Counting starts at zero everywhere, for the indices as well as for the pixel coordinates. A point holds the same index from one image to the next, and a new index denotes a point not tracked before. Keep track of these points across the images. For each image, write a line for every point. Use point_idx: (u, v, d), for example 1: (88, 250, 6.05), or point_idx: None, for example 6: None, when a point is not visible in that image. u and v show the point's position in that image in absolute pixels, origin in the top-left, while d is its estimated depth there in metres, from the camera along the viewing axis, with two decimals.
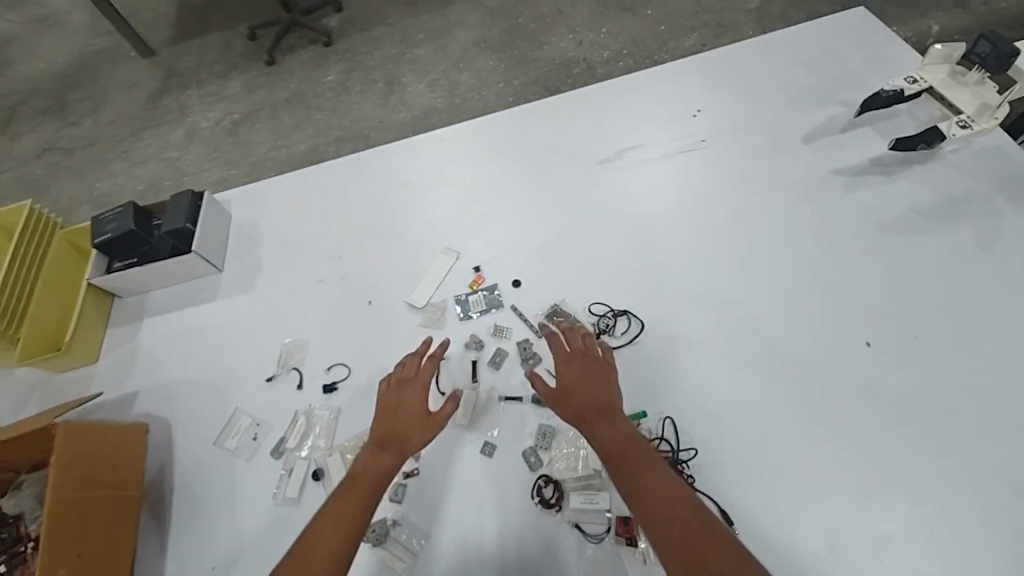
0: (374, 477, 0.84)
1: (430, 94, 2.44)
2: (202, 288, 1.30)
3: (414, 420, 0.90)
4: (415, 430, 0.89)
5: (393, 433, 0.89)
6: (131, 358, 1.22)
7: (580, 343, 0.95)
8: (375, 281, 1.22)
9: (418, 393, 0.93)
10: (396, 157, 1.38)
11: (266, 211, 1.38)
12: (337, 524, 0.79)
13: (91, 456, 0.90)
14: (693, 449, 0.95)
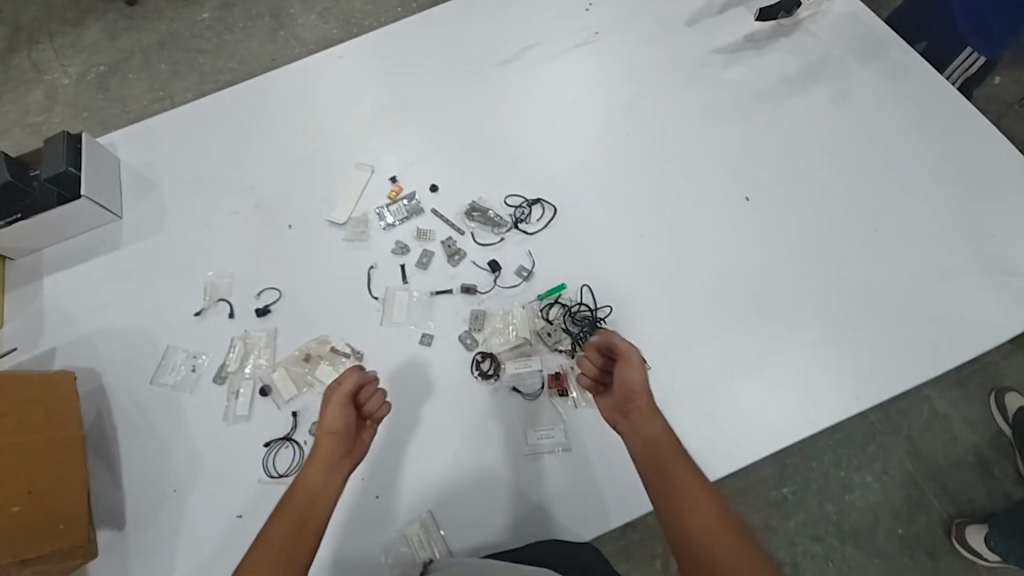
0: (314, 503, 0.77)
1: (324, 25, 2.28)
2: (104, 237, 1.23)
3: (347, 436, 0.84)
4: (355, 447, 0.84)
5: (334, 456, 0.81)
6: (41, 317, 1.16)
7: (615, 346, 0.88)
8: (291, 206, 1.20)
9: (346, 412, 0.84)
10: (293, 79, 1.33)
11: (160, 152, 1.30)
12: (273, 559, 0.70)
13: (21, 401, 0.89)
14: (609, 306, 1.06)
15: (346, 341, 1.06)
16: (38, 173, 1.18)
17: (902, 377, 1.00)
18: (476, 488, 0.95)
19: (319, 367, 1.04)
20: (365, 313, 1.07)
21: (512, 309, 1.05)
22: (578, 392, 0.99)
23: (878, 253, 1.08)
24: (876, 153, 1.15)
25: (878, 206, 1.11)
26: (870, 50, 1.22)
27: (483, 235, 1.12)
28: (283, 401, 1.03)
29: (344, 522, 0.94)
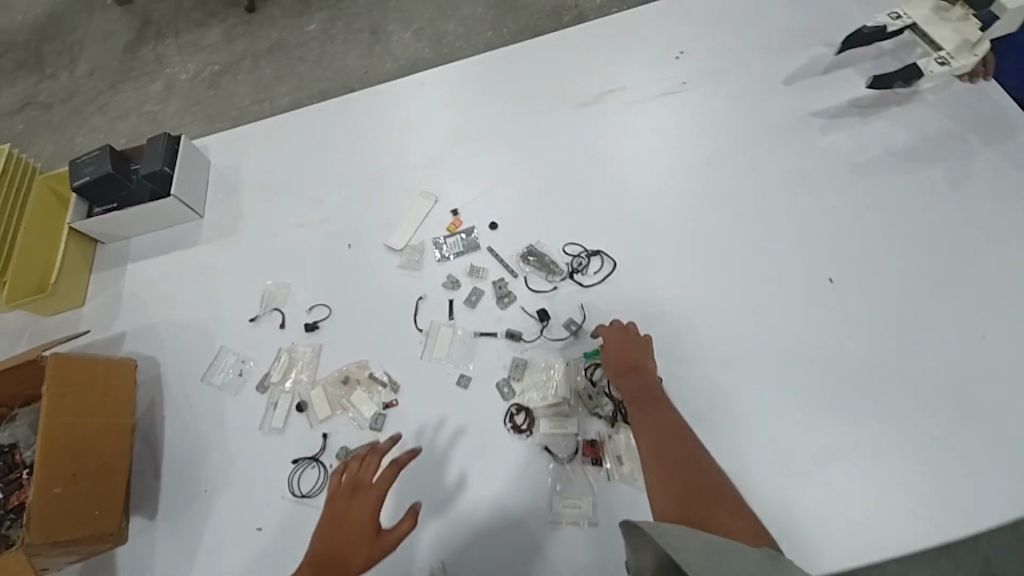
0: None
1: (416, 44, 2.35)
2: (184, 232, 1.31)
3: (356, 541, 0.73)
4: (357, 554, 0.73)
5: (327, 559, 0.72)
6: (118, 301, 1.26)
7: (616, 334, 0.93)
8: (356, 224, 1.23)
9: (363, 504, 0.75)
10: (378, 102, 1.37)
11: (246, 157, 1.37)
12: None
13: (85, 385, 0.95)
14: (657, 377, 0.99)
15: (385, 369, 1.05)
16: (137, 168, 1.28)
17: (998, 513, 0.85)
18: (493, 548, 0.90)
19: (355, 392, 1.04)
20: (407, 344, 1.07)
21: (555, 363, 1.00)
22: (613, 463, 0.91)
23: (981, 362, 0.94)
24: (991, 247, 1.02)
25: (987, 307, 0.98)
26: (995, 130, 1.10)
27: (536, 280, 1.09)
28: (316, 421, 1.03)
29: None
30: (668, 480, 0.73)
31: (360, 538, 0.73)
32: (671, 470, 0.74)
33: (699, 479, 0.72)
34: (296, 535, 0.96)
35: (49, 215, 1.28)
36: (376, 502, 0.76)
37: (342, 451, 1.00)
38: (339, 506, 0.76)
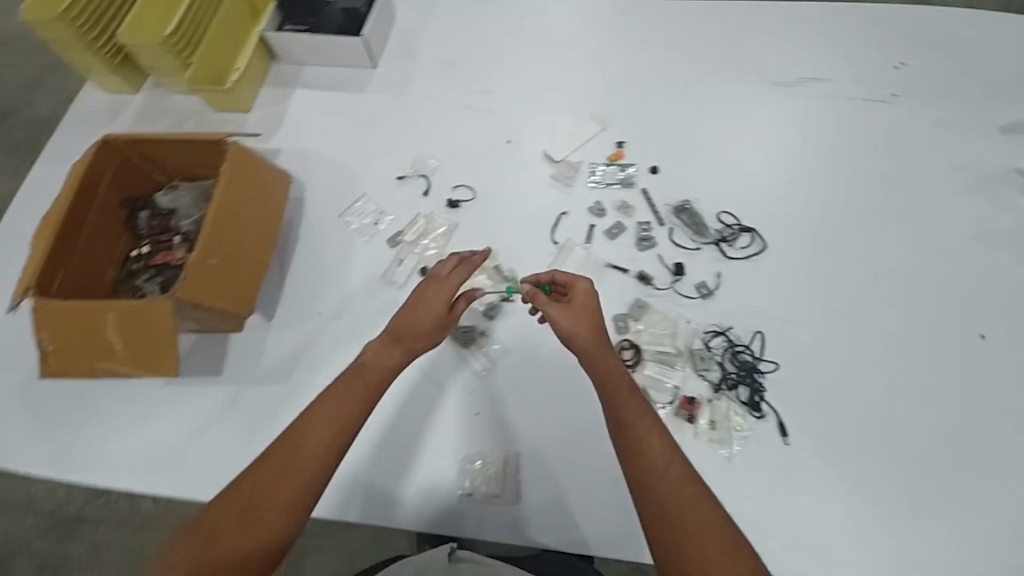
0: (378, 369, 0.89)
1: None
2: (354, 77, 1.36)
3: (432, 322, 0.91)
4: (421, 339, 0.92)
5: (405, 334, 0.90)
6: (280, 119, 1.32)
7: (582, 303, 0.88)
8: (518, 124, 1.24)
9: (444, 292, 0.92)
10: (572, 15, 1.35)
11: (431, 26, 1.39)
12: (315, 450, 0.82)
13: (251, 180, 1.01)
14: (775, 364, 0.97)
15: (512, 266, 1.09)
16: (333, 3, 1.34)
17: None
18: (566, 456, 0.96)
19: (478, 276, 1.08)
20: (538, 251, 1.10)
21: (676, 318, 1.01)
22: (704, 425, 0.93)
23: None
24: None
25: None
26: None
27: (681, 236, 1.08)
28: None
29: (437, 418, 1.00)
30: (665, 521, 0.75)
31: (436, 321, 0.91)
32: (666, 508, 0.75)
33: (682, 504, 0.75)
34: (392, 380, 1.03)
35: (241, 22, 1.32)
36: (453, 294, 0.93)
37: None
38: (419, 299, 0.92)
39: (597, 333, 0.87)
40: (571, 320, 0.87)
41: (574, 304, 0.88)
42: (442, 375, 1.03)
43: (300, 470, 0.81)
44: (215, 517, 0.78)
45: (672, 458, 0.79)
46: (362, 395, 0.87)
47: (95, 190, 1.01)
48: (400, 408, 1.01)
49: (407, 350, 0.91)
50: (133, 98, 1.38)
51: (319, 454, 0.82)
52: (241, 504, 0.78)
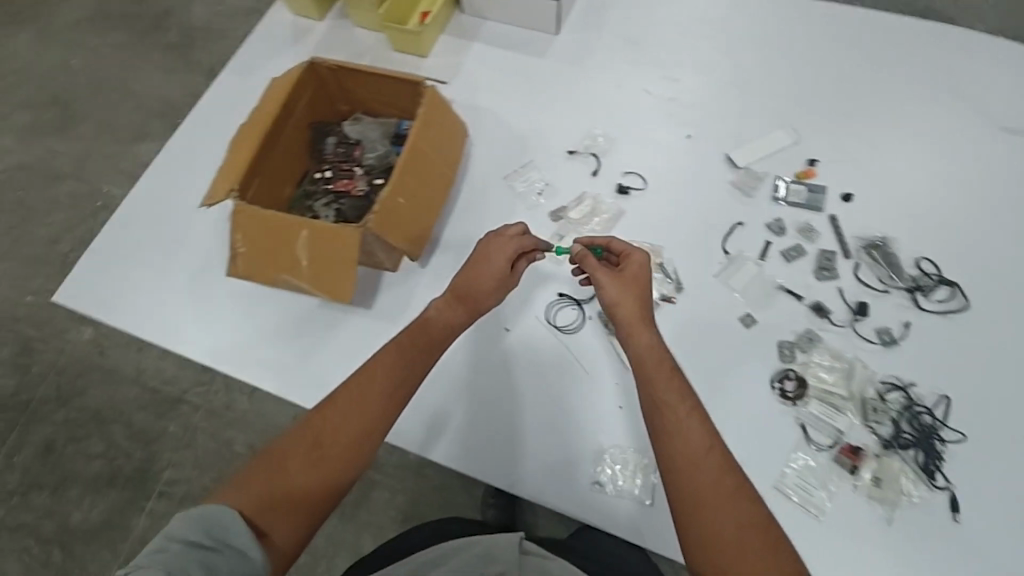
0: (442, 327, 0.87)
1: None
2: (535, 41, 1.33)
3: (494, 281, 0.89)
4: (487, 297, 0.89)
5: (467, 292, 0.88)
6: (455, 70, 1.31)
7: (631, 270, 0.83)
8: (702, 119, 1.17)
9: (505, 255, 0.89)
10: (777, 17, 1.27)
11: (621, 3, 1.34)
12: (378, 405, 0.77)
13: (440, 127, 1.03)
14: (962, 436, 0.89)
15: (675, 267, 1.03)
16: None
17: None
18: None
19: None
20: (707, 256, 1.03)
21: (852, 360, 0.95)
22: (869, 480, 0.87)
23: None
24: None
25: None
26: None
27: (867, 274, 1.00)
28: None
29: (573, 401, 0.99)
30: (703, 516, 0.65)
31: (498, 280, 0.89)
32: (704, 500, 0.65)
33: (727, 496, 0.65)
34: (535, 352, 1.03)
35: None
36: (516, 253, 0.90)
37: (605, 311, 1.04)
38: (481, 259, 0.89)
39: (638, 299, 0.81)
40: (622, 288, 0.81)
41: (624, 272, 0.83)
42: (585, 360, 1.01)
43: (364, 414, 0.77)
44: (287, 446, 0.73)
45: (713, 445, 0.69)
46: (428, 350, 0.85)
47: (292, 108, 1.05)
48: (537, 382, 1.01)
49: (470, 309, 0.89)
50: (317, 26, 1.41)
51: (383, 402, 0.78)
52: (310, 442, 0.74)
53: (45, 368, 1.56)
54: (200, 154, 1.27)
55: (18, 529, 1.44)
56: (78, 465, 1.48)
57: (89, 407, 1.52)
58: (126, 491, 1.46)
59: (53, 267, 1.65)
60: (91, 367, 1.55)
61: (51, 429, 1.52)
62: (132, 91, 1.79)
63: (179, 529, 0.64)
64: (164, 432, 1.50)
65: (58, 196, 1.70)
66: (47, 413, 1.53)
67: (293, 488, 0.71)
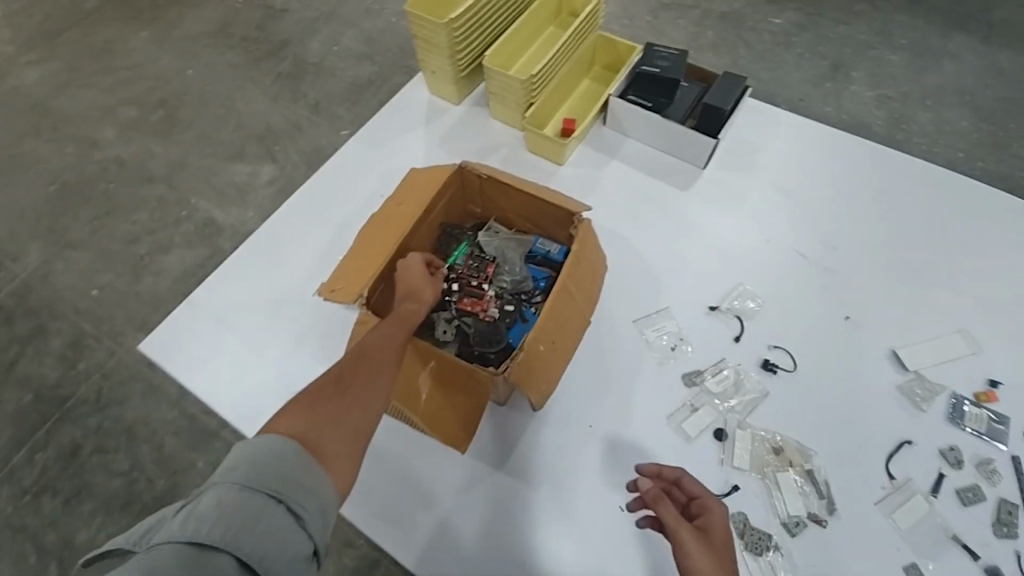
0: (407, 310, 0.83)
1: (951, 35, 1.63)
2: (677, 172, 1.23)
3: (422, 280, 0.87)
4: (427, 288, 0.87)
5: (408, 292, 0.86)
6: (592, 185, 1.23)
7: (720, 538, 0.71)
8: (864, 301, 1.05)
9: (411, 262, 0.89)
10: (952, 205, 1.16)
11: (776, 149, 1.25)
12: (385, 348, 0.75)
13: (589, 263, 0.94)
14: None
15: (827, 479, 0.89)
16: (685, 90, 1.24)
17: None
18: None
19: (785, 473, 0.89)
20: (865, 477, 0.89)
21: None
22: None
23: None
24: None
25: None
26: None
27: None
28: (728, 460, 0.91)
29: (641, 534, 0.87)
30: None
31: (424, 275, 0.88)
32: None
33: None
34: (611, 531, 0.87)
35: (581, 74, 1.35)
36: (427, 258, 0.92)
37: (740, 517, 0.86)
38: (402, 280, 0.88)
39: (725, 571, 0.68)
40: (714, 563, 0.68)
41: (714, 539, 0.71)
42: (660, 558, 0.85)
43: (372, 367, 0.73)
44: (292, 425, 0.63)
45: None
46: (400, 318, 0.81)
47: (432, 209, 0.99)
48: (588, 556, 0.85)
49: (416, 301, 0.85)
50: (452, 108, 1.36)
51: (392, 348, 0.76)
52: (310, 413, 0.65)
53: (90, 367, 1.30)
54: (317, 219, 1.21)
55: (16, 534, 1.17)
56: (97, 478, 1.20)
57: (124, 420, 1.24)
58: (141, 519, 1.17)
59: (123, 265, 1.40)
60: (135, 379, 1.28)
61: (80, 433, 1.24)
62: (238, 111, 1.58)
63: (250, 448, 0.56)
64: (192, 466, 1.20)
65: (148, 197, 1.48)
66: (81, 415, 1.25)
67: (330, 431, 0.64)
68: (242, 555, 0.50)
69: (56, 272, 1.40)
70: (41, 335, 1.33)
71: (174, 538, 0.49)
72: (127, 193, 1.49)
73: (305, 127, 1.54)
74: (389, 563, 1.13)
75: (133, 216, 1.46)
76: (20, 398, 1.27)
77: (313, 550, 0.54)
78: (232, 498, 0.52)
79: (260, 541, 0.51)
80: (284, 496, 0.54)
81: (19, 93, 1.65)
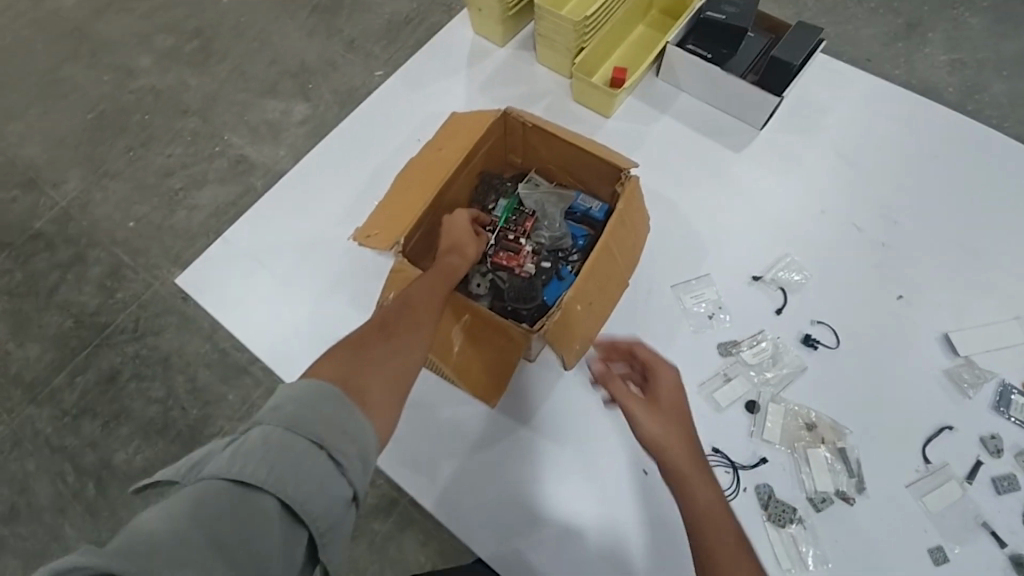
0: (448, 263, 0.83)
1: None
2: (732, 130, 1.16)
3: (466, 235, 0.88)
4: (471, 245, 0.88)
5: (451, 246, 0.87)
6: (639, 140, 1.17)
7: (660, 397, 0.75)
8: (919, 281, 1.00)
9: (458, 218, 0.89)
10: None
11: (842, 111, 1.16)
12: (427, 299, 0.76)
13: (632, 223, 0.91)
14: None
15: (859, 458, 0.88)
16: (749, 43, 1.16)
17: None
18: None
19: (816, 450, 0.88)
20: (900, 459, 0.87)
21: None
22: None
23: None
24: None
25: None
26: None
27: None
28: (758, 432, 0.90)
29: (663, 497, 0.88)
30: None
31: (467, 231, 0.88)
32: None
33: None
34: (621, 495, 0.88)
35: (637, 18, 1.26)
36: (472, 214, 0.92)
37: (765, 488, 0.86)
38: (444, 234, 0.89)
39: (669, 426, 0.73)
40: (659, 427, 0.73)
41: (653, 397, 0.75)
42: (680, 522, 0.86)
43: (414, 316, 0.73)
44: (335, 365, 0.64)
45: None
46: (442, 270, 0.82)
47: (471, 158, 0.96)
48: (594, 514, 0.87)
49: (461, 255, 0.86)
50: (496, 51, 1.30)
51: (434, 300, 0.76)
52: (352, 356, 0.66)
53: (128, 297, 1.33)
54: (353, 163, 1.19)
55: (60, 450, 1.23)
56: (134, 403, 1.25)
57: (160, 349, 1.28)
58: (174, 444, 1.23)
59: (159, 198, 1.41)
60: (169, 312, 1.31)
61: (118, 359, 1.28)
62: (273, 45, 1.54)
63: (294, 389, 0.56)
64: (222, 400, 1.25)
65: (182, 130, 1.47)
66: (117, 343, 1.29)
67: (373, 374, 0.64)
68: (284, 497, 0.50)
69: (95, 201, 1.42)
70: (80, 262, 1.37)
71: (222, 472, 0.50)
72: (162, 126, 1.48)
73: (345, 62, 1.49)
74: (407, 503, 1.13)
75: (169, 149, 1.46)
76: (61, 323, 1.32)
77: (352, 495, 0.54)
78: (278, 438, 0.52)
79: (302, 484, 0.51)
80: (326, 442, 0.53)
81: (56, 16, 1.63)
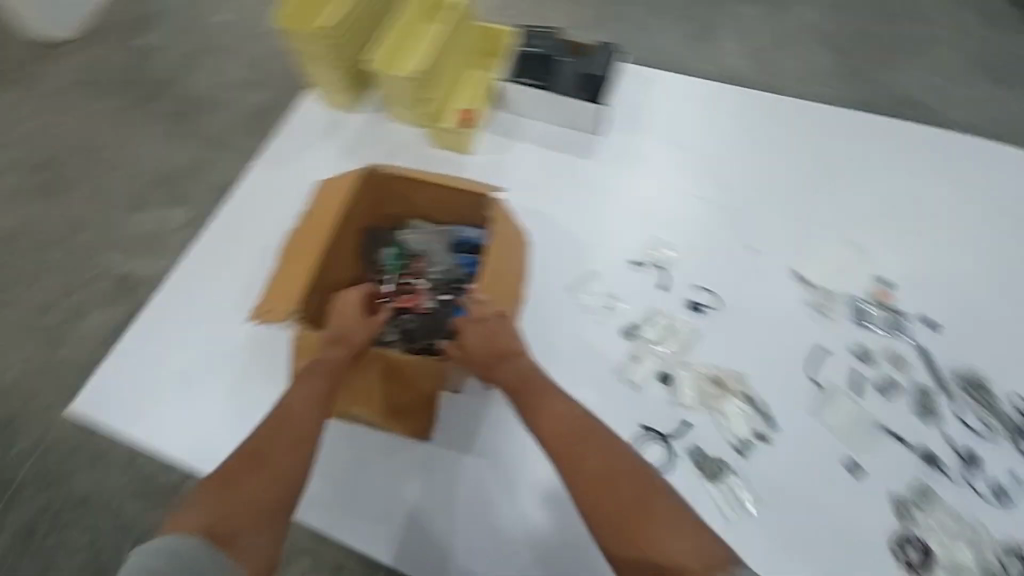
0: (327, 366, 0.83)
1: None
2: (578, 142, 1.28)
3: (355, 323, 0.86)
4: (358, 332, 0.85)
5: (337, 337, 0.85)
6: (503, 170, 1.26)
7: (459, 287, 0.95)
8: (766, 231, 1.13)
9: (343, 301, 0.87)
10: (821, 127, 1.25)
11: (660, 106, 1.31)
12: (300, 421, 0.77)
13: (514, 246, 0.97)
14: None
15: (765, 397, 0.97)
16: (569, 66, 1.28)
17: None
18: None
19: (729, 401, 0.96)
20: (800, 388, 0.97)
21: (971, 518, 0.89)
22: None
23: None
24: None
25: None
26: None
27: (964, 413, 0.96)
28: (677, 401, 0.97)
29: None
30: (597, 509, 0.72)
31: (357, 317, 0.86)
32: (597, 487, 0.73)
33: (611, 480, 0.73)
34: None
35: None
36: (360, 290, 0.89)
37: (696, 449, 0.94)
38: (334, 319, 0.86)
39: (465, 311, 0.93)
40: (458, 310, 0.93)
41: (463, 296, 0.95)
42: None
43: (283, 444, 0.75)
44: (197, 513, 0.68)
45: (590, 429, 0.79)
46: (321, 381, 0.81)
47: (348, 218, 1.00)
48: (554, 526, 0.89)
49: (347, 348, 0.84)
50: (349, 120, 1.36)
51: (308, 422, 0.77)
52: (218, 494, 0.70)
53: (22, 450, 1.20)
54: (240, 249, 1.18)
55: None
56: (55, 560, 1.12)
57: (70, 494, 1.16)
58: None
59: (37, 338, 1.30)
60: (71, 450, 1.19)
61: (26, 518, 1.15)
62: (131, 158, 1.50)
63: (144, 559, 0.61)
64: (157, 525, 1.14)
65: (52, 261, 1.39)
66: (21, 500, 1.16)
67: (232, 517, 0.68)
68: None
69: None
70: None
71: None
72: (27, 263, 1.39)
73: (212, 157, 1.49)
74: None
75: (41, 285, 1.37)
76: None
77: None
78: None
79: None
80: None
81: None
